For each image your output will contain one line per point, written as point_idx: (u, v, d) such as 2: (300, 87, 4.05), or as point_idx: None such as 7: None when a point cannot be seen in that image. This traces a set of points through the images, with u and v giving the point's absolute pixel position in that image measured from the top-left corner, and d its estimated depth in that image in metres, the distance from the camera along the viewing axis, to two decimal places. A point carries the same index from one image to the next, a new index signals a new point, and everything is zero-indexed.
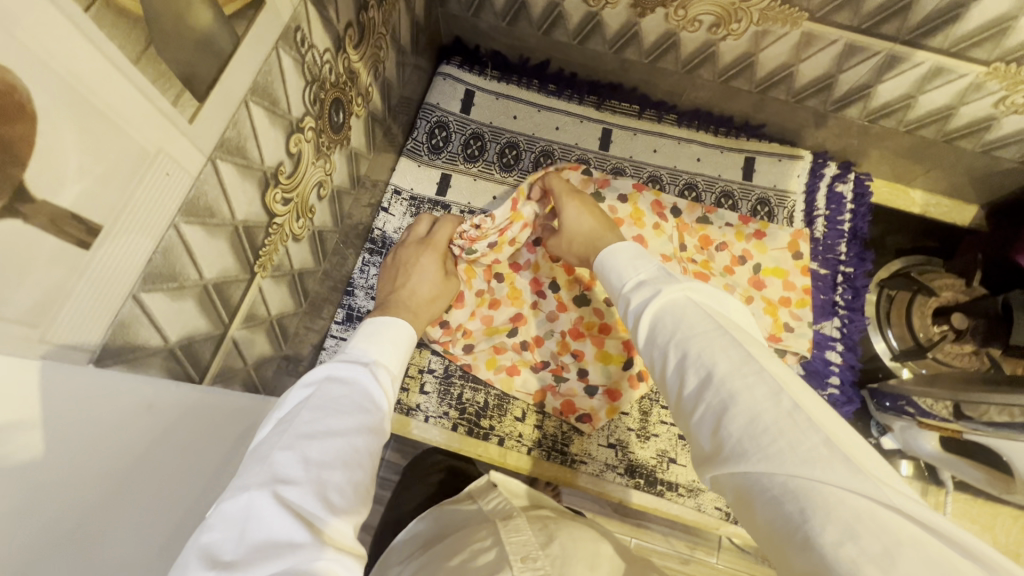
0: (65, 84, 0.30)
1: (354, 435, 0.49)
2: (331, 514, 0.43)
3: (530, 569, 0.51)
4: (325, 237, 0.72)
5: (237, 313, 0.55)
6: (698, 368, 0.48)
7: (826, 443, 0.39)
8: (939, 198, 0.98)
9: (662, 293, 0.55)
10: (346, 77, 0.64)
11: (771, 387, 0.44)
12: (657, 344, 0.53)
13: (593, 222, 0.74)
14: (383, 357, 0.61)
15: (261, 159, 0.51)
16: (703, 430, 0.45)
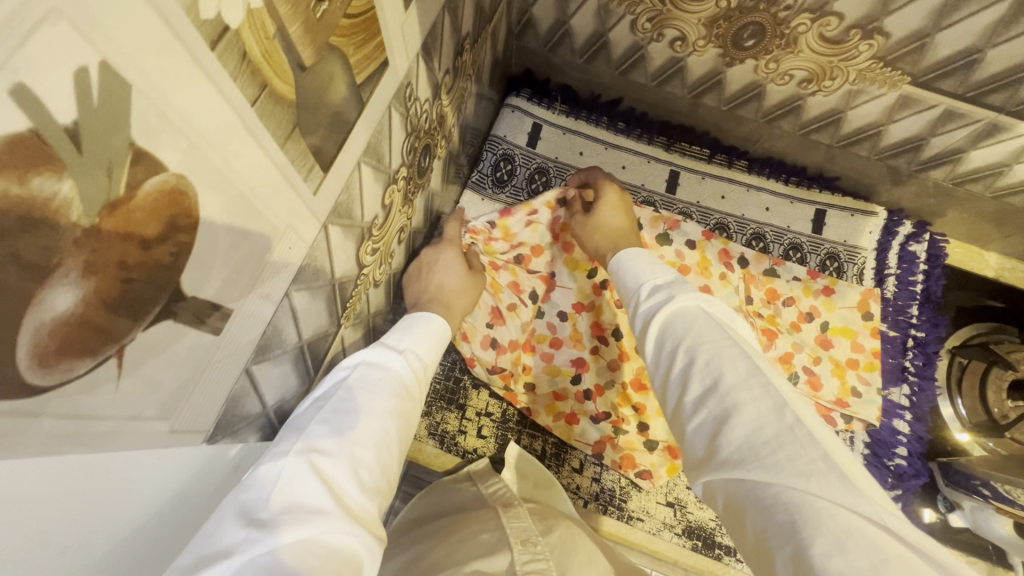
0: (227, 184, 0.29)
1: (378, 420, 0.46)
2: (359, 491, 0.40)
3: (530, 552, 0.53)
4: (396, 278, 0.71)
5: (321, 367, 0.54)
6: (705, 374, 0.44)
7: (825, 459, 0.36)
8: (1016, 262, 0.94)
9: (674, 299, 0.52)
10: (436, 122, 0.63)
11: (777, 401, 0.40)
12: (665, 348, 0.49)
13: (620, 219, 0.72)
14: (415, 346, 0.58)
15: (361, 216, 0.50)
16: (699, 436, 0.42)
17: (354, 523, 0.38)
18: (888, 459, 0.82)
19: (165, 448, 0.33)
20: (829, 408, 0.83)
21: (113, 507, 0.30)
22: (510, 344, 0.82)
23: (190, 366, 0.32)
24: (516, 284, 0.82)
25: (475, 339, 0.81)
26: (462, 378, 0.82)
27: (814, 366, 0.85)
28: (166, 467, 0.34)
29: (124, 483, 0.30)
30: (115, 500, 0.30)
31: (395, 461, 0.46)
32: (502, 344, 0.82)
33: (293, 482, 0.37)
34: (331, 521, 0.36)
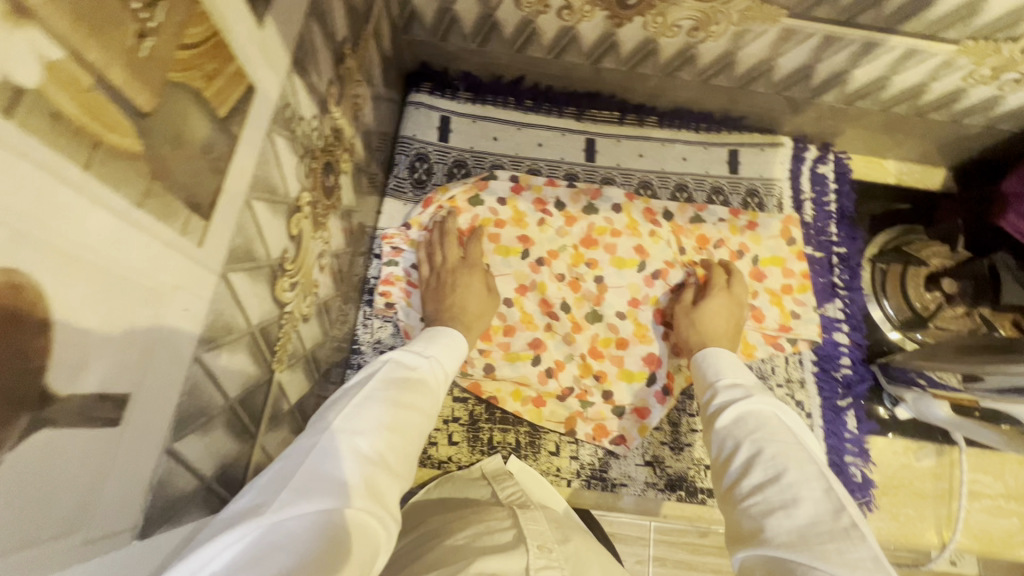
0: (75, 262, 0.25)
1: (396, 411, 0.52)
2: (373, 467, 0.45)
3: (545, 557, 0.52)
4: (329, 305, 0.68)
5: (263, 418, 0.51)
6: (769, 467, 0.53)
7: (873, 558, 0.42)
8: (912, 165, 1.01)
9: (752, 398, 0.62)
10: (332, 137, 0.59)
11: (835, 504, 0.47)
12: (733, 437, 0.59)
13: (725, 324, 0.80)
14: (437, 357, 0.65)
15: (268, 254, 0.47)
16: (752, 513, 0.50)
17: (370, 501, 0.42)
18: (835, 371, 0.87)
19: (81, 563, 0.29)
20: (774, 335, 0.87)
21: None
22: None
23: (91, 469, 0.28)
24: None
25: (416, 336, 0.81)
26: None
27: (752, 300, 0.88)
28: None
29: None
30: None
31: (408, 449, 0.51)
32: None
33: (321, 458, 0.43)
34: (349, 493, 0.41)
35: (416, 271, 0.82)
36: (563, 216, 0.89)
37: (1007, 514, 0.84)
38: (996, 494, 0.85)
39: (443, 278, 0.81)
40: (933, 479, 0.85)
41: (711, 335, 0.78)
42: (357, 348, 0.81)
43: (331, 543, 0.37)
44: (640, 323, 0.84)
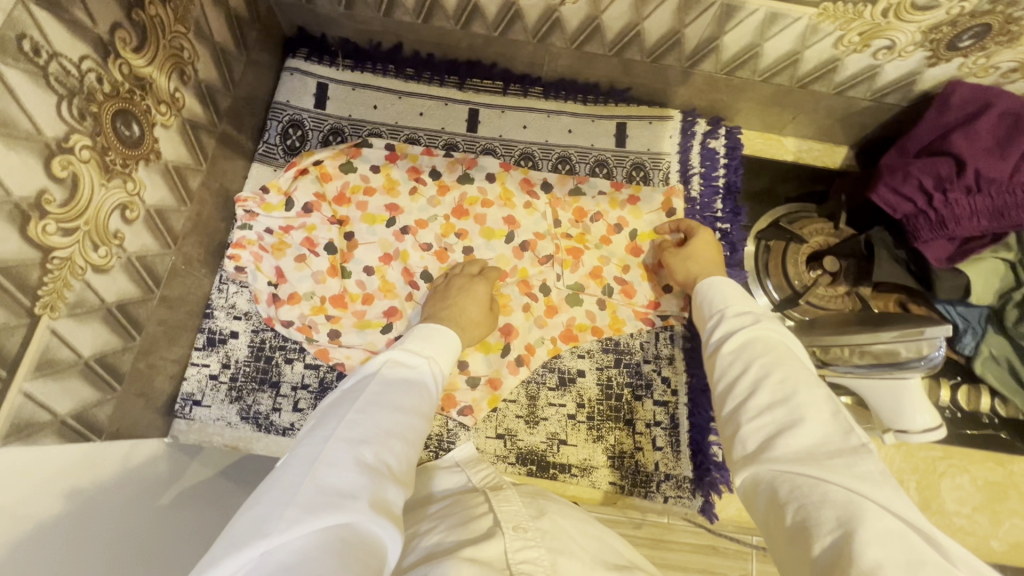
0: None
1: (398, 416, 0.53)
2: (387, 483, 0.47)
3: (521, 538, 0.50)
4: (154, 263, 0.67)
5: (20, 364, 0.50)
6: (778, 388, 0.52)
7: (881, 470, 0.43)
8: (811, 142, 0.99)
9: (761, 324, 0.61)
10: (130, 84, 0.58)
11: (843, 424, 0.48)
12: (742, 358, 0.57)
13: (714, 257, 0.79)
14: (437, 353, 0.65)
15: (6, 190, 0.46)
16: (756, 435, 0.50)
17: (382, 516, 0.44)
18: None
19: None
20: (644, 311, 0.84)
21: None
22: (291, 297, 0.80)
23: None
24: (308, 239, 0.82)
25: (263, 300, 0.79)
26: (273, 355, 0.79)
27: (624, 273, 0.86)
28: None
29: None
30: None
31: (414, 455, 0.52)
32: (283, 300, 0.80)
33: (325, 470, 0.45)
34: (358, 506, 0.43)
35: (270, 235, 0.81)
36: (436, 185, 0.87)
37: None
38: None
39: (445, 284, 0.80)
40: None
41: (700, 269, 0.77)
42: (210, 312, 0.79)
43: (342, 556, 0.39)
44: (502, 295, 0.85)
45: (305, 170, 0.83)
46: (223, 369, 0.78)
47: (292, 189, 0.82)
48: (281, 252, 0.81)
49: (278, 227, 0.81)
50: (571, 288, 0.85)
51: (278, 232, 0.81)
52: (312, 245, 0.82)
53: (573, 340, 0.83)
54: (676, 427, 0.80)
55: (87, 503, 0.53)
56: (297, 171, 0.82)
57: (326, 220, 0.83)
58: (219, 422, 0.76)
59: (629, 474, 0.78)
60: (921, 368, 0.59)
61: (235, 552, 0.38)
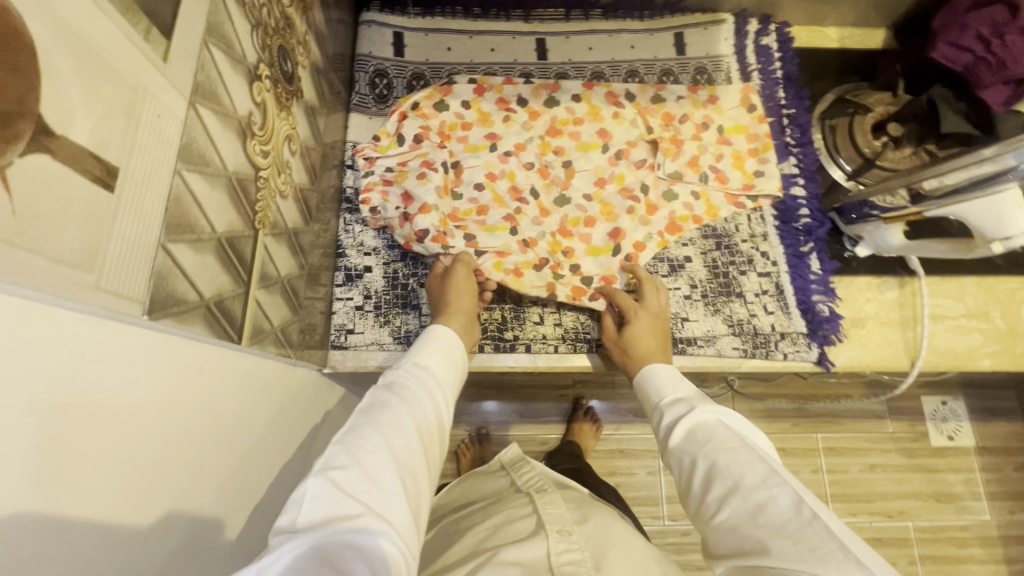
0: (59, 21, 0.30)
1: (387, 429, 0.53)
2: (375, 489, 0.48)
3: (564, 541, 0.59)
4: (307, 198, 0.73)
5: (252, 271, 0.56)
6: (726, 478, 0.54)
7: (839, 546, 0.44)
8: (852, 29, 1.05)
9: (694, 410, 0.62)
10: (283, 23, 0.63)
11: (793, 497, 0.49)
12: (686, 452, 0.59)
13: (655, 346, 0.77)
14: (416, 360, 0.65)
15: (233, 107, 0.51)
16: (723, 533, 0.51)
17: (372, 518, 0.45)
18: (795, 222, 0.92)
19: (102, 306, 0.34)
20: (738, 194, 0.91)
21: (47, 358, 0.31)
22: (423, 209, 0.83)
23: (98, 219, 0.33)
24: (425, 164, 0.87)
25: (398, 224, 0.84)
26: (409, 282, 0.85)
27: (717, 162, 0.93)
28: (117, 344, 0.36)
29: (61, 336, 0.32)
30: (54, 360, 0.31)
31: (407, 453, 0.53)
32: (415, 215, 0.84)
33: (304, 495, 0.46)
34: (351, 524, 0.44)
35: (390, 172, 0.87)
36: (527, 112, 0.93)
37: (969, 331, 0.89)
38: (958, 315, 0.90)
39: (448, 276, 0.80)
40: (898, 308, 0.90)
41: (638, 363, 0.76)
42: (342, 252, 0.86)
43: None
44: (606, 203, 0.91)
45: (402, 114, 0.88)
46: (366, 300, 0.84)
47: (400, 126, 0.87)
48: (404, 178, 0.86)
49: (394, 166, 0.87)
50: (666, 185, 0.92)
51: (397, 167, 0.87)
52: (429, 167, 0.86)
53: (678, 231, 0.90)
54: (782, 293, 0.88)
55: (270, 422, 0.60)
56: (396, 113, 0.88)
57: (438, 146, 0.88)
58: (372, 345, 0.82)
59: (749, 337, 0.86)
60: (1012, 179, 0.66)
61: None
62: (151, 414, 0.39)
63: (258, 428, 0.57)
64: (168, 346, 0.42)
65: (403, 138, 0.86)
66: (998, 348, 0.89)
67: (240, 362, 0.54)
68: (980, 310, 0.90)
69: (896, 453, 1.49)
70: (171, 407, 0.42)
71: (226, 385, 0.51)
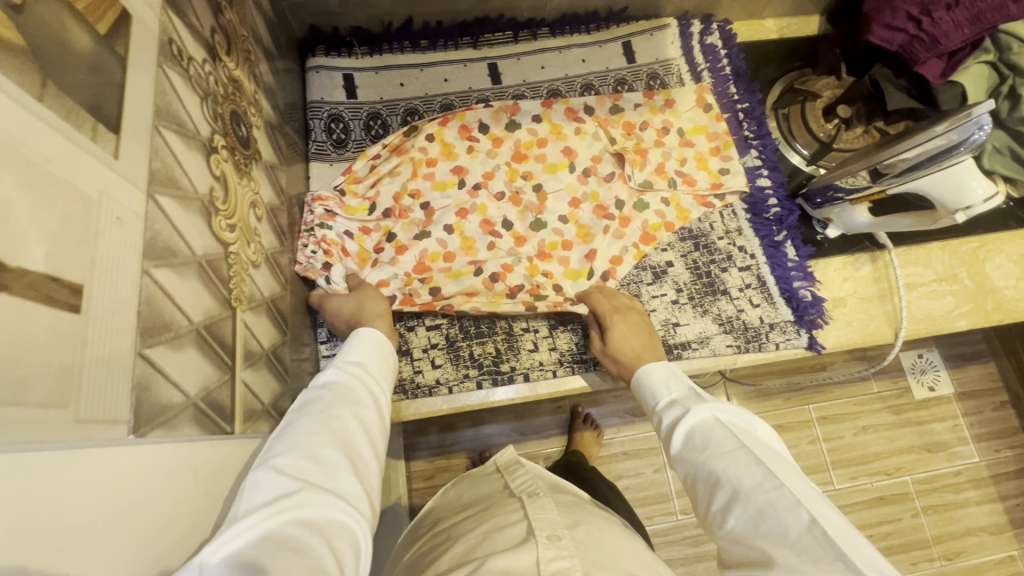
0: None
1: (322, 415, 0.51)
2: (318, 477, 0.45)
3: (554, 546, 0.57)
4: (279, 259, 0.70)
5: (236, 352, 0.53)
6: (725, 485, 0.53)
7: (842, 558, 0.44)
8: (789, 19, 1.09)
9: (690, 412, 0.61)
10: (231, 87, 0.60)
11: (795, 502, 0.48)
12: (687, 458, 0.58)
13: (637, 343, 0.76)
14: (349, 355, 0.62)
15: (194, 187, 0.48)
16: (733, 541, 0.51)
17: (317, 503, 0.43)
18: (766, 213, 0.93)
19: (82, 438, 0.31)
20: (708, 194, 0.93)
21: (43, 498, 0.28)
22: (383, 281, 0.83)
23: (65, 348, 0.31)
24: (384, 238, 0.86)
25: None
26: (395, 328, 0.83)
27: (681, 166, 0.94)
28: (119, 465, 0.33)
29: (51, 478, 0.28)
30: (47, 501, 0.28)
31: (348, 441, 0.50)
32: (377, 285, 0.82)
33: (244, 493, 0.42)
34: (296, 503, 0.42)
35: (348, 235, 0.84)
36: (489, 139, 0.93)
37: (942, 295, 0.93)
38: (929, 280, 0.93)
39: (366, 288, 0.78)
40: (874, 283, 0.92)
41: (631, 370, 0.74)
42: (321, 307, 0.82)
43: (284, 558, 0.38)
44: (582, 225, 0.91)
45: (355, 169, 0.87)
46: None
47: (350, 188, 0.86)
48: (360, 255, 0.84)
49: (354, 231, 0.85)
50: (637, 195, 0.93)
51: (356, 236, 0.85)
52: (384, 237, 0.86)
53: (653, 240, 0.90)
54: (764, 284, 0.89)
55: None
56: (343, 175, 0.87)
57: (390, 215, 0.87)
58: None
59: (741, 333, 0.86)
60: (968, 148, 0.69)
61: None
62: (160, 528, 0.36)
63: None
64: (164, 455, 0.39)
65: (374, 205, 0.87)
66: (971, 307, 0.92)
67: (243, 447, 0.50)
68: (949, 274, 0.94)
69: (884, 412, 1.54)
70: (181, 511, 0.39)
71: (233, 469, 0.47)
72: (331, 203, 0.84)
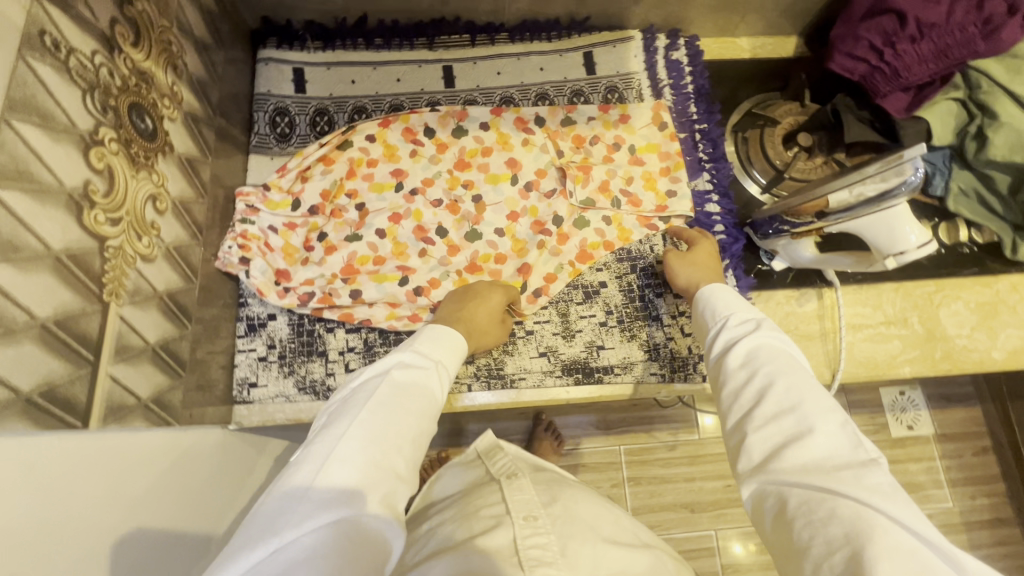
0: None
1: (408, 417, 0.54)
2: (394, 484, 0.49)
3: (531, 526, 0.59)
4: (187, 252, 0.70)
5: (102, 348, 0.53)
6: (782, 399, 0.53)
7: (891, 484, 0.45)
8: (764, 38, 1.05)
9: (758, 334, 0.61)
10: (136, 78, 0.60)
11: (850, 436, 0.49)
12: (743, 369, 0.58)
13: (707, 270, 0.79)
14: (440, 355, 0.65)
15: (59, 181, 0.48)
16: (764, 443, 0.51)
17: (385, 512, 0.47)
18: None
19: None
20: (652, 217, 0.90)
21: None
22: (304, 280, 0.83)
23: None
24: (312, 235, 0.86)
25: (271, 294, 0.80)
26: (315, 328, 0.82)
27: (628, 185, 0.92)
28: None
29: None
30: None
31: (419, 454, 0.54)
32: (298, 283, 0.82)
33: (333, 470, 0.47)
34: (370, 508, 0.46)
35: (274, 231, 0.84)
36: (434, 143, 0.91)
37: (889, 338, 0.89)
38: (876, 322, 0.90)
39: (468, 286, 0.81)
40: (817, 320, 0.89)
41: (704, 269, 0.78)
42: (243, 301, 0.82)
43: (349, 555, 0.42)
44: (517, 238, 0.90)
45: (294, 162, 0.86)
46: (270, 350, 0.81)
47: (282, 181, 0.85)
48: (285, 250, 0.84)
49: (282, 224, 0.85)
50: (579, 213, 0.91)
51: (282, 229, 0.85)
52: (312, 235, 0.85)
53: (589, 259, 0.88)
54: None
55: (158, 481, 0.58)
56: (279, 168, 0.86)
57: (324, 211, 0.87)
58: (278, 398, 0.79)
59: (667, 361, 0.84)
60: (903, 193, 0.66)
61: (247, 549, 0.42)
62: None
63: (146, 486, 0.56)
64: None
65: (299, 202, 0.86)
66: (917, 354, 0.88)
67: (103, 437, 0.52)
68: (899, 317, 0.90)
69: None
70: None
71: (82, 457, 0.49)
72: (257, 196, 0.83)
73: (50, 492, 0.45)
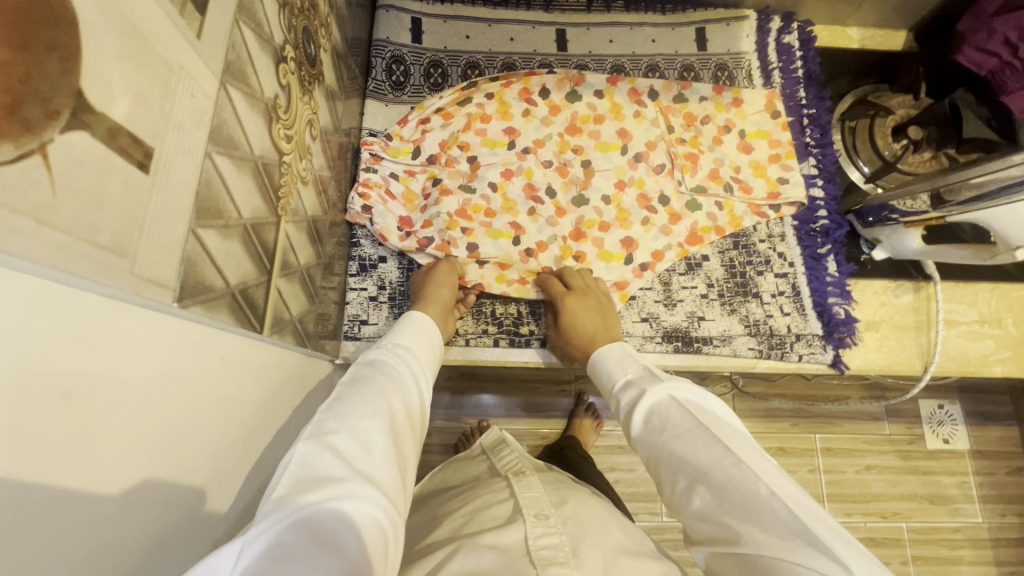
0: (110, 5, 0.29)
1: (373, 399, 0.52)
2: (366, 464, 0.45)
3: (542, 525, 0.53)
4: (325, 184, 0.71)
5: (275, 258, 0.54)
6: (683, 468, 0.52)
7: (796, 531, 0.43)
8: (873, 30, 1.04)
9: (647, 393, 0.60)
10: (307, 3, 0.61)
11: (749, 477, 0.47)
12: (652, 439, 0.57)
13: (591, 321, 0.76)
14: (393, 344, 0.64)
15: (261, 89, 0.50)
16: (697, 518, 0.50)
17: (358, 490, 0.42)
18: (813, 223, 0.91)
19: (134, 293, 0.32)
20: (763, 204, 0.91)
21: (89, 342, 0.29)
22: (425, 224, 0.84)
23: (133, 202, 0.32)
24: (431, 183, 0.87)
25: (394, 236, 0.82)
26: None
27: (736, 174, 0.92)
28: (147, 331, 0.34)
29: (99, 321, 0.30)
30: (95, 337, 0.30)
31: (395, 432, 0.51)
32: (418, 228, 0.84)
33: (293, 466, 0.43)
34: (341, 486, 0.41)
35: (394, 177, 0.86)
36: (547, 105, 0.92)
37: (982, 337, 0.89)
38: (970, 320, 0.90)
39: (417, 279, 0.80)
40: (912, 313, 0.89)
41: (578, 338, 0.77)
42: (356, 242, 0.84)
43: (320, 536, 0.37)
44: (623, 208, 0.90)
45: (417, 111, 0.88)
46: (380, 291, 0.83)
47: (403, 128, 0.87)
48: (406, 196, 0.86)
49: (400, 169, 0.86)
50: (689, 197, 0.91)
51: (402, 173, 0.86)
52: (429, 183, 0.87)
53: (700, 242, 0.88)
54: (798, 294, 0.88)
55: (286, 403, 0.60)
56: (402, 116, 0.88)
57: (441, 160, 0.88)
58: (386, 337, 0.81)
59: (764, 338, 0.85)
60: None
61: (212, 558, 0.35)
62: (183, 407, 0.38)
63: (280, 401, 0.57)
64: (196, 334, 0.40)
65: (418, 149, 0.87)
66: (1010, 355, 0.89)
67: (264, 350, 0.53)
68: (994, 316, 0.90)
69: (892, 455, 1.39)
70: (202, 388, 0.41)
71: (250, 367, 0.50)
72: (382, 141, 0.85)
73: (228, 400, 0.46)
